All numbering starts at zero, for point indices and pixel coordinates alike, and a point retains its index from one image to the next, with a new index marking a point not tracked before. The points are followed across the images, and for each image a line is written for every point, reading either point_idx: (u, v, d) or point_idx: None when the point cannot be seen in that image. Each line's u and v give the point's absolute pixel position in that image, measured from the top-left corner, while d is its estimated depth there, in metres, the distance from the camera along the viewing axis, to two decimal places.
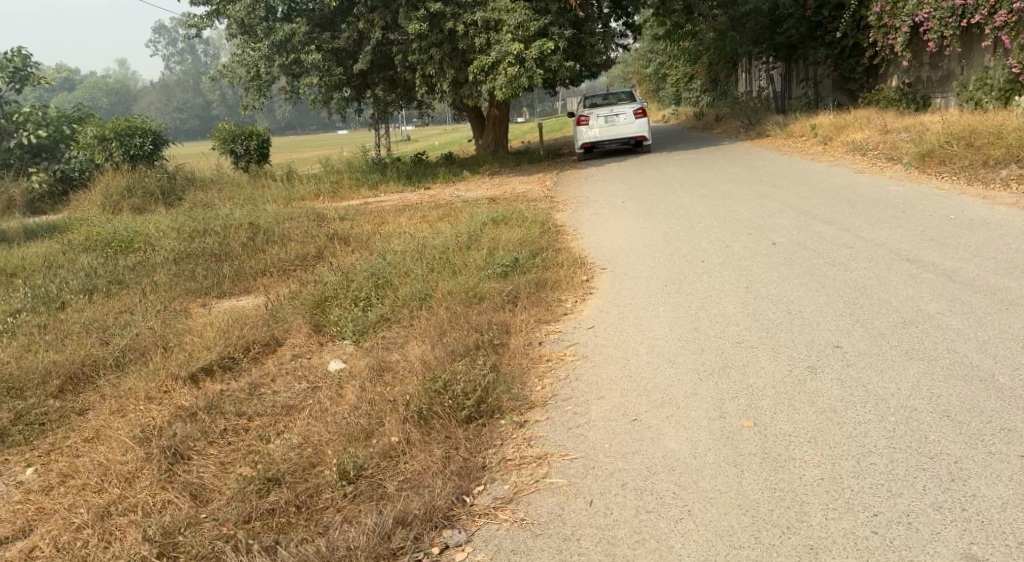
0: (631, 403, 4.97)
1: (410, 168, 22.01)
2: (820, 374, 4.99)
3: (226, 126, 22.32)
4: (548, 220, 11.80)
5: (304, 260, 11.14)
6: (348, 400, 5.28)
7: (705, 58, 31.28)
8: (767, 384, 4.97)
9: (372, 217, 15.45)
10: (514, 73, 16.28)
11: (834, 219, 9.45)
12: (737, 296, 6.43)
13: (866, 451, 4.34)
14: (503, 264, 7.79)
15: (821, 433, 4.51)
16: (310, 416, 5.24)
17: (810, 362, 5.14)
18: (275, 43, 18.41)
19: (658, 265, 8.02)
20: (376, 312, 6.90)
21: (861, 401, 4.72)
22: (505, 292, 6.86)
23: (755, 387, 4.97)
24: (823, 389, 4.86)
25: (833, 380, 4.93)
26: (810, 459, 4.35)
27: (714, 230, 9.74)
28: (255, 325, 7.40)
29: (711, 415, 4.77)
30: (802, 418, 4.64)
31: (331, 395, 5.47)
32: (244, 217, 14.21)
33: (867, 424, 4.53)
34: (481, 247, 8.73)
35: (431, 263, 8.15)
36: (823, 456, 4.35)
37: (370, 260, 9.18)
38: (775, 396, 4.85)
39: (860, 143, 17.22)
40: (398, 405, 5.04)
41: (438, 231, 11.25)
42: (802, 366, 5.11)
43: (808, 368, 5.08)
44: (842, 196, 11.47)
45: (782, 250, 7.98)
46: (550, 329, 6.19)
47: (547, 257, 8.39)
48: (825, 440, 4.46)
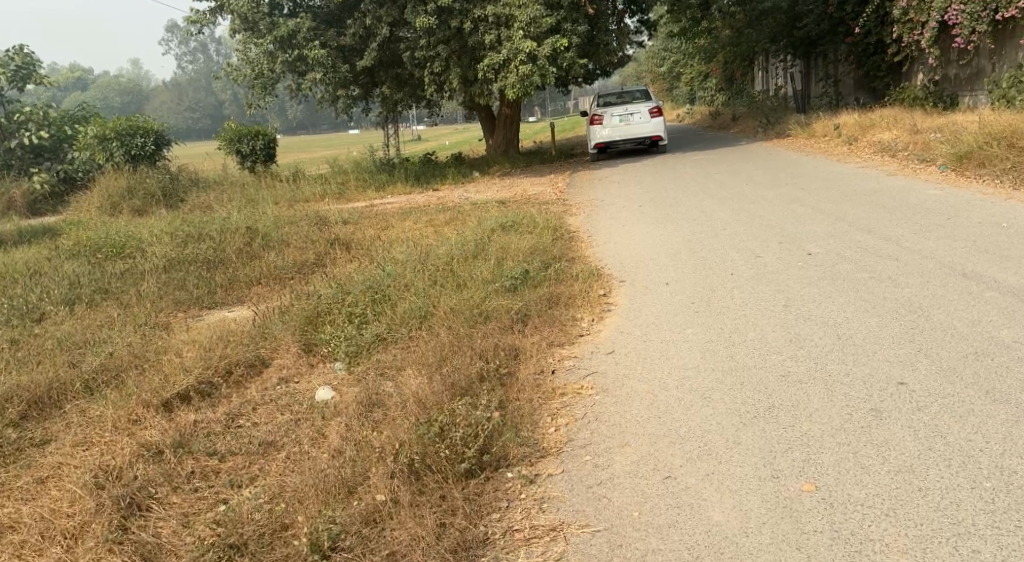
0: (662, 454, 4.29)
1: (418, 169, 21.34)
2: (887, 421, 4.29)
3: (231, 126, 21.71)
4: (562, 226, 11.10)
5: (304, 268, 10.48)
6: (331, 443, 4.61)
7: (720, 56, 30.55)
8: (825, 433, 4.27)
9: (378, 221, 14.79)
10: (526, 70, 15.57)
11: (871, 227, 8.75)
12: (774, 318, 5.74)
13: (964, 533, 3.65)
14: (512, 278, 7.11)
15: (900, 504, 3.81)
16: (288, 463, 4.59)
17: (872, 404, 4.43)
18: (278, 39, 17.81)
19: (682, 278, 7.33)
20: (371, 330, 6.20)
21: (943, 458, 4.02)
22: (515, 310, 6.17)
23: (810, 435, 4.27)
24: (894, 441, 4.16)
25: (903, 428, 4.23)
26: (893, 541, 3.66)
27: (740, 237, 9.05)
28: (240, 343, 6.72)
29: (762, 474, 4.08)
30: (874, 481, 3.94)
31: (314, 435, 4.80)
32: (244, 220, 13.57)
33: (957, 492, 3.84)
34: (490, 257, 8.03)
35: (435, 275, 7.47)
36: (908, 538, 3.66)
37: (369, 270, 8.51)
38: (836, 450, 4.15)
39: (888, 144, 16.45)
40: (386, 453, 4.36)
41: (444, 238, 10.58)
42: (864, 409, 4.41)
43: (872, 411, 4.38)
44: (874, 200, 10.78)
45: (820, 264, 7.28)
46: (564, 354, 5.51)
47: (560, 268, 7.69)
48: (907, 514, 3.76)
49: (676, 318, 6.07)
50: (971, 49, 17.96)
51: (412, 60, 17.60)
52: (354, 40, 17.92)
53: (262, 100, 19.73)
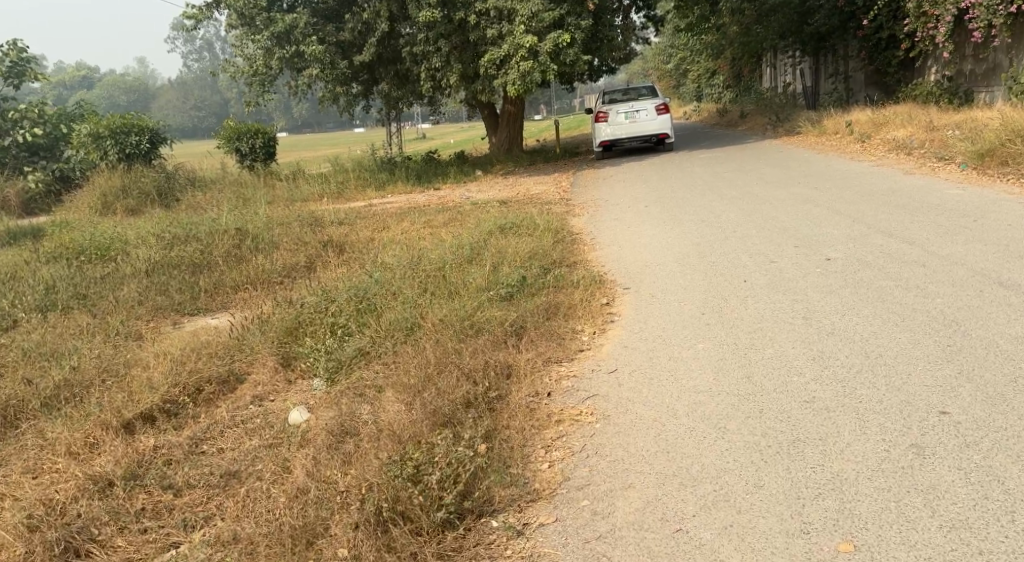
0: (671, 500, 3.79)
1: (419, 168, 20.84)
2: (932, 461, 3.78)
3: (230, 124, 21.24)
4: (565, 228, 10.60)
5: (294, 273, 10.00)
6: (295, 481, 4.12)
7: (728, 53, 29.98)
8: (860, 475, 3.77)
9: (375, 221, 14.29)
10: (527, 66, 15.06)
11: (892, 230, 8.26)
12: (793, 333, 5.23)
13: None
14: (507, 287, 6.61)
15: None
16: (243, 508, 4.10)
17: (913, 439, 3.93)
18: (275, 35, 17.35)
19: (690, 285, 6.83)
20: (354, 344, 5.69)
21: (1002, 510, 3.51)
22: (509, 322, 5.67)
23: (844, 478, 3.77)
24: (942, 487, 3.65)
25: (952, 470, 3.73)
26: None
27: (752, 241, 8.54)
28: (215, 355, 6.21)
29: (790, 527, 3.57)
30: (923, 540, 3.44)
31: (278, 471, 4.31)
32: (237, 220, 13.09)
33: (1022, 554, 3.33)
34: (486, 261, 7.51)
35: (426, 282, 6.96)
36: None
37: (359, 276, 8.02)
38: (875, 499, 3.64)
39: (903, 142, 15.90)
40: (353, 497, 3.87)
41: (441, 240, 10.09)
42: (903, 444, 3.90)
43: (913, 447, 3.88)
44: (891, 201, 10.30)
45: (839, 271, 6.78)
46: (562, 372, 5.00)
47: (560, 275, 7.19)
48: None
49: (684, 332, 5.56)
50: (988, 44, 17.39)
51: (412, 56, 17.12)
52: (352, 36, 17.45)
53: (260, 97, 19.27)
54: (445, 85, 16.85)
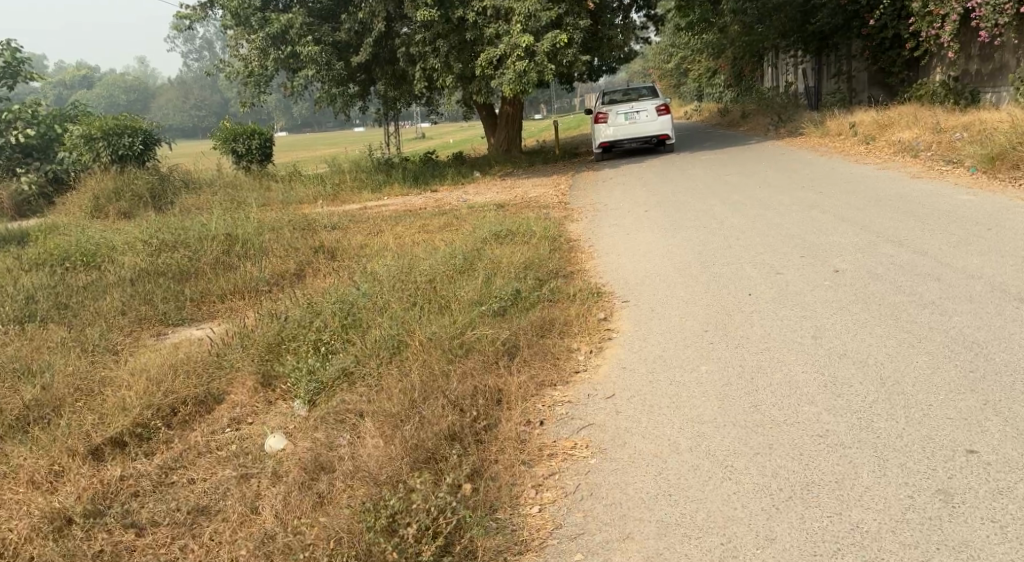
0: (676, 555, 3.51)
1: (417, 170, 20.52)
2: (962, 511, 3.53)
3: (226, 125, 20.92)
4: (563, 235, 10.29)
5: (285, 281, 9.68)
6: (264, 531, 3.85)
7: (729, 52, 29.67)
8: (884, 527, 3.50)
9: (370, 225, 13.98)
10: (522, 66, 14.77)
11: (902, 241, 8.01)
12: (802, 353, 4.96)
13: None
14: (500, 302, 6.31)
15: None
16: (204, 556, 3.85)
17: (939, 483, 3.67)
18: (270, 35, 17.03)
19: (692, 299, 6.55)
20: (337, 363, 5.38)
21: None
22: (501, 340, 5.37)
23: (866, 530, 3.50)
24: (974, 542, 3.40)
25: (983, 521, 3.48)
26: None
27: (756, 251, 8.28)
28: (192, 373, 5.87)
29: None
30: None
31: (245, 512, 4.06)
32: (228, 225, 12.76)
33: None
34: (480, 272, 7.21)
35: (415, 295, 6.65)
36: None
37: (348, 286, 7.71)
38: (901, 555, 3.38)
39: (909, 144, 15.60)
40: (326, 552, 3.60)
41: (436, 247, 9.77)
42: (929, 490, 3.65)
43: (940, 493, 3.63)
44: (900, 208, 10.05)
45: (849, 285, 6.52)
46: (556, 398, 4.72)
47: (556, 287, 6.88)
48: None
49: (686, 350, 5.28)
50: (995, 43, 17.09)
51: (409, 57, 16.86)
52: (348, 37, 17.11)
53: (256, 98, 18.94)
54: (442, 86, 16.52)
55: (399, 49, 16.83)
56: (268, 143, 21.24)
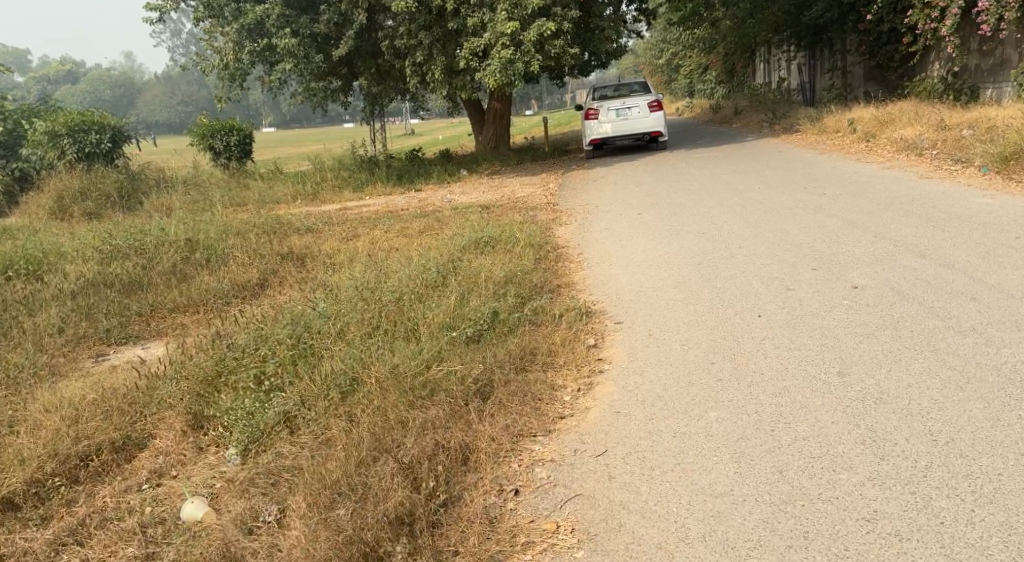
0: None
1: (401, 168, 19.70)
2: None
3: (202, 121, 20.03)
4: (550, 242, 9.49)
5: (245, 294, 8.85)
6: None
7: (721, 48, 28.94)
8: None
9: (345, 229, 13.16)
10: (508, 56, 13.96)
11: (924, 250, 7.29)
12: (827, 390, 4.24)
13: None
14: (475, 327, 5.50)
15: None
16: None
17: None
18: (245, 27, 16.17)
19: (693, 322, 5.78)
20: (278, 405, 4.54)
21: None
22: (472, 378, 4.56)
23: None
24: None
25: None
26: None
27: (762, 262, 7.53)
28: (114, 410, 5.04)
29: None
30: None
31: None
32: (193, 228, 11.91)
33: None
34: (453, 288, 6.37)
35: (378, 312, 5.79)
36: None
37: (308, 301, 6.89)
38: None
39: (912, 141, 14.84)
40: None
41: (411, 256, 8.96)
42: None
43: None
44: (913, 212, 9.33)
45: (873, 304, 5.78)
46: (534, 455, 3.98)
47: (539, 306, 6.08)
48: None
49: (690, 382, 4.57)
50: (996, 37, 16.38)
51: (392, 50, 16.04)
52: (328, 29, 16.18)
53: (232, 92, 18.07)
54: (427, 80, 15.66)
55: (382, 42, 15.96)
56: (247, 139, 20.37)
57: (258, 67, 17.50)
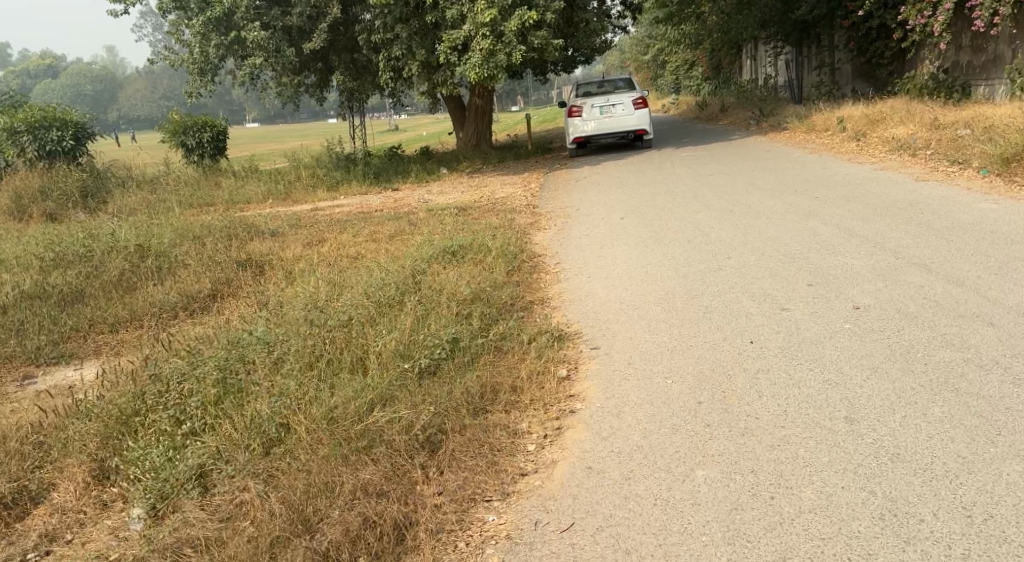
0: None
1: (378, 166, 18.97)
2: None
3: (174, 117, 19.21)
4: (526, 251, 8.84)
5: (196, 307, 8.18)
6: None
7: (706, 44, 28.41)
8: None
9: (314, 232, 12.46)
10: (488, 47, 13.31)
11: (928, 262, 6.71)
12: (834, 442, 3.67)
13: None
14: (431, 356, 4.87)
15: None
16: None
17: None
18: (213, 19, 15.46)
19: (678, 349, 5.19)
20: (191, 457, 3.91)
21: None
22: (420, 424, 3.95)
23: None
24: None
25: None
26: None
27: (752, 275, 6.94)
28: (10, 453, 4.39)
29: None
30: None
31: None
32: (149, 233, 11.18)
33: None
34: (412, 306, 5.73)
35: (322, 338, 5.13)
36: None
37: (255, 319, 6.22)
38: None
39: (905, 141, 14.29)
40: None
41: (378, 264, 8.31)
42: None
43: None
44: (912, 219, 8.75)
45: (878, 327, 5.20)
46: (486, 529, 3.42)
47: (505, 330, 5.45)
48: None
49: (672, 426, 3.96)
50: (989, 33, 15.86)
51: (368, 44, 15.36)
52: (300, 21, 15.32)
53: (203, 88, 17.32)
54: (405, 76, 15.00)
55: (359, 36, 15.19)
56: (220, 136, 19.56)
57: (229, 61, 16.71)
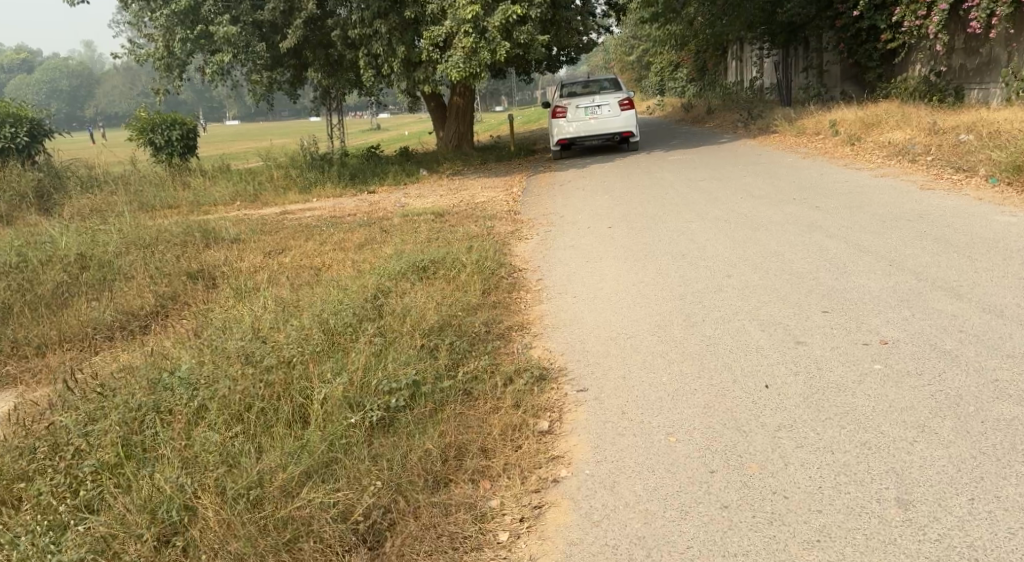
0: None
1: (354, 168, 18.04)
2: None
3: (141, 113, 18.15)
4: (505, 265, 8.02)
5: (139, 328, 7.31)
6: None
7: (692, 44, 27.69)
8: None
9: (280, 239, 11.58)
10: (470, 44, 12.49)
11: (957, 286, 5.95)
12: (888, 539, 3.12)
13: None
14: (387, 406, 4.04)
15: None
16: None
17: None
18: (179, 12, 14.50)
19: (681, 394, 4.41)
20: (74, 549, 3.16)
21: None
22: (363, 509, 3.32)
23: None
24: None
25: None
26: None
27: (756, 298, 6.20)
28: None
29: None
30: None
31: None
32: (97, 241, 10.21)
33: None
34: (369, 341, 4.85)
35: (255, 380, 4.25)
36: None
37: (188, 350, 5.35)
38: None
39: (902, 146, 13.58)
40: None
41: (342, 280, 7.47)
42: None
43: None
44: (927, 234, 7.99)
45: (914, 368, 4.42)
46: None
47: (475, 370, 4.63)
48: None
49: (678, 508, 3.35)
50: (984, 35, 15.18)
51: (345, 40, 14.24)
52: (272, 16, 14.35)
53: (170, 84, 16.32)
54: (384, 73, 14.13)
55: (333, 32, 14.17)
56: (191, 134, 18.47)
57: (198, 56, 15.65)
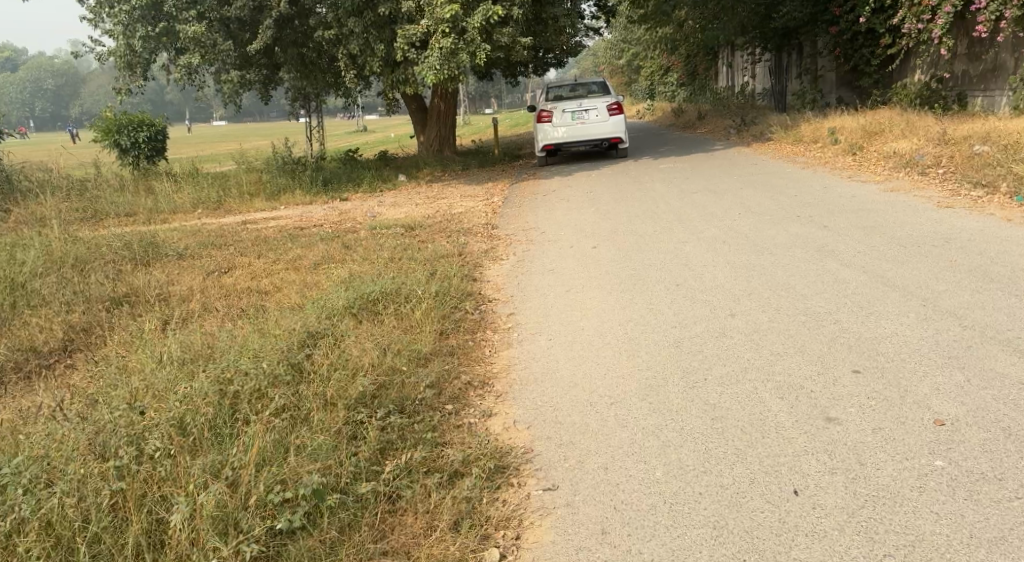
0: None
1: (328, 172, 16.79)
2: None
3: (106, 113, 16.71)
4: (472, 294, 6.88)
5: (44, 371, 6.09)
6: None
7: (685, 47, 26.57)
8: None
9: (234, 253, 10.38)
10: (449, 45, 11.31)
11: (1011, 338, 4.88)
12: None
13: None
14: (277, 529, 3.10)
15: None
16: None
17: None
18: (140, 7, 13.13)
19: (682, 501, 3.34)
20: None
21: None
22: None
23: None
24: None
25: None
26: None
27: (769, 347, 5.07)
28: None
29: None
30: None
31: None
32: (25, 258, 8.95)
33: None
34: (271, 420, 3.70)
35: (99, 486, 3.22)
36: None
37: (57, 416, 4.18)
38: None
39: (909, 156, 12.52)
40: None
41: (283, 311, 6.32)
42: None
43: None
44: (959, 263, 6.91)
45: (994, 473, 3.36)
46: None
47: (405, 464, 3.52)
48: None
49: None
50: (990, 39, 14.17)
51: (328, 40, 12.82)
52: (240, 13, 13.02)
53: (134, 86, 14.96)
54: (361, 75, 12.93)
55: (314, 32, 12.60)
56: (159, 136, 17.03)
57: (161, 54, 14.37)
